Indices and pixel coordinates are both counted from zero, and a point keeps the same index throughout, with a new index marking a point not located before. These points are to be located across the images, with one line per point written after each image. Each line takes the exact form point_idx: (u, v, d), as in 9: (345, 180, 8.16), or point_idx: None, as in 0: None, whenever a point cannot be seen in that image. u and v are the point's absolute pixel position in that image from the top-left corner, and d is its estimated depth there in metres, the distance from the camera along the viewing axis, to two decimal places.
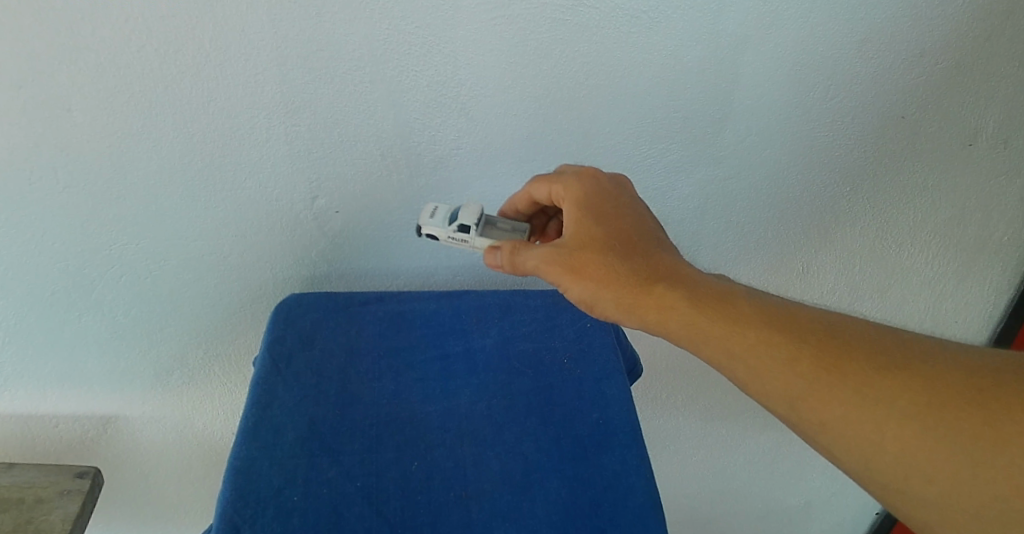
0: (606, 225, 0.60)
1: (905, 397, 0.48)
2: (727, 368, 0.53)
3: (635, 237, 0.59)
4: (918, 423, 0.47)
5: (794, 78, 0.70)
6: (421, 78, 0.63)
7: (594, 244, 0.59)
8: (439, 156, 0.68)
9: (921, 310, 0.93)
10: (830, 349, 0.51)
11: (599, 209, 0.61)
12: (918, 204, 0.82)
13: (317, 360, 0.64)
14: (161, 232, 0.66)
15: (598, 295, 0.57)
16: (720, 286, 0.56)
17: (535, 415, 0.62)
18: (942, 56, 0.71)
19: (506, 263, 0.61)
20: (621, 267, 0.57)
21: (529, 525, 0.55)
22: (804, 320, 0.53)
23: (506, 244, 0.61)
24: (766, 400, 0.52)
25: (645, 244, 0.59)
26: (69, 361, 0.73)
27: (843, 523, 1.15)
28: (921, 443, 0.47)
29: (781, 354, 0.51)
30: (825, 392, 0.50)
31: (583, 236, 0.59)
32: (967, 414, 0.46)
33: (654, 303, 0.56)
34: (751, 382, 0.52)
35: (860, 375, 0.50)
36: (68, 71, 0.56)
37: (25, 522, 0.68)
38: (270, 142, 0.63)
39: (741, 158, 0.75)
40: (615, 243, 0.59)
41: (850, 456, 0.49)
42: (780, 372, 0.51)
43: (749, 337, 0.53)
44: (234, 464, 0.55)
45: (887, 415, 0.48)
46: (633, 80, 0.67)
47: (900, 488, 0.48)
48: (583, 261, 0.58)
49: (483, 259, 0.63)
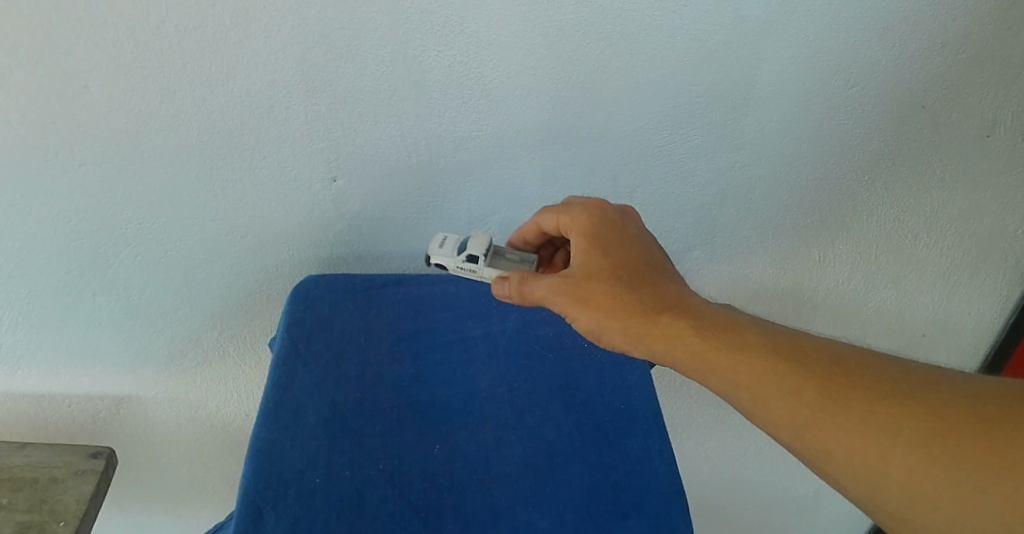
0: (611, 255, 0.60)
1: (910, 427, 0.48)
2: (732, 396, 0.53)
3: (641, 266, 0.59)
4: (924, 452, 0.47)
5: (819, 64, 0.69)
6: (442, 59, 0.62)
7: (600, 275, 0.58)
8: (460, 138, 0.67)
9: (936, 301, 0.92)
10: (836, 379, 0.51)
11: (605, 239, 0.61)
12: (935, 196, 0.81)
13: (337, 341, 0.63)
14: (178, 212, 0.65)
15: (605, 324, 0.57)
16: (726, 317, 0.56)
17: (557, 400, 0.62)
18: (965, 46, 0.70)
19: (515, 293, 0.59)
20: (627, 296, 0.57)
21: (554, 509, 0.55)
22: (809, 350, 0.53)
23: (513, 274, 0.60)
24: (771, 429, 0.52)
25: (650, 273, 0.59)
26: (83, 340, 0.73)
27: (852, 515, 1.15)
28: (926, 472, 0.47)
29: (786, 384, 0.51)
30: (830, 423, 0.50)
31: (590, 266, 0.59)
32: (971, 443, 0.46)
33: (660, 334, 0.55)
34: (756, 411, 0.52)
35: (866, 406, 0.49)
36: (86, 47, 0.55)
37: (40, 501, 0.68)
38: (288, 122, 0.62)
39: (763, 144, 0.74)
40: (620, 273, 0.59)
41: (854, 485, 0.49)
42: (785, 402, 0.51)
43: (755, 368, 0.52)
44: (256, 445, 0.55)
45: (891, 445, 0.48)
46: (657, 62, 0.66)
47: (903, 516, 0.48)
48: (589, 291, 0.58)
49: (492, 289, 0.61)
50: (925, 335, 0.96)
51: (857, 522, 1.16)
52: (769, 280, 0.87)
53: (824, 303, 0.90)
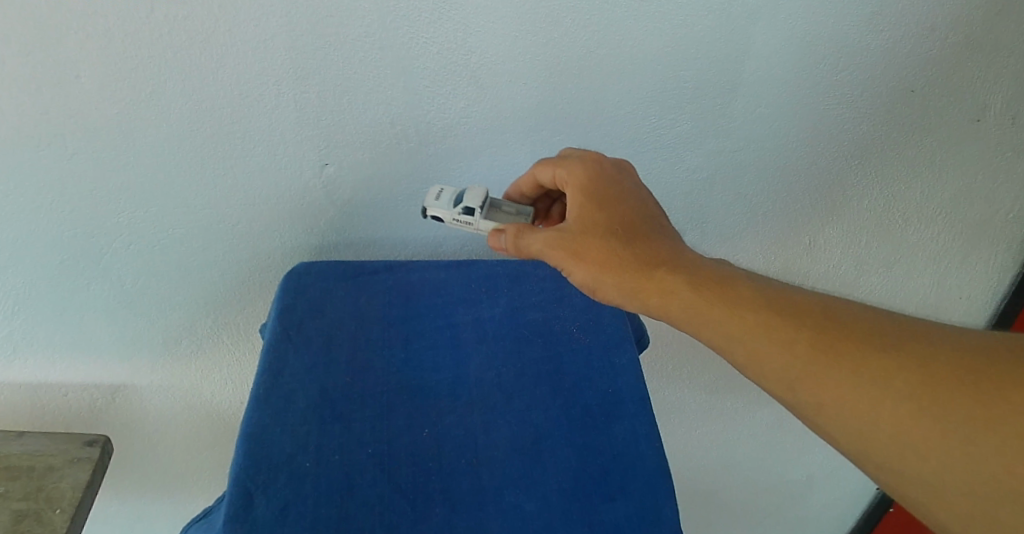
0: (607, 210, 0.60)
1: (901, 380, 0.48)
2: (726, 350, 0.54)
3: (637, 222, 0.60)
4: (914, 403, 0.48)
5: (806, 49, 0.69)
6: (431, 46, 0.62)
7: (596, 230, 0.59)
8: (449, 125, 0.68)
9: (925, 286, 0.93)
10: (828, 331, 0.51)
11: (602, 194, 0.61)
12: (925, 179, 0.82)
13: (328, 328, 0.64)
14: (170, 200, 0.66)
15: (600, 278, 0.57)
16: (720, 271, 0.57)
17: (546, 384, 0.62)
18: (952, 30, 0.70)
19: (510, 246, 0.60)
20: (622, 250, 0.58)
21: (541, 492, 0.55)
22: (802, 303, 0.53)
23: (510, 228, 0.60)
24: (764, 381, 0.53)
25: (646, 228, 0.59)
26: (77, 329, 0.73)
27: (843, 500, 1.16)
28: (916, 423, 0.47)
29: (778, 336, 0.52)
30: (821, 375, 0.50)
31: (585, 221, 0.60)
32: (962, 394, 0.47)
33: (653, 287, 0.56)
34: (749, 363, 0.53)
35: (857, 359, 0.50)
36: (76, 35, 0.55)
37: (36, 489, 0.69)
38: (279, 109, 0.63)
39: (752, 130, 0.74)
40: (616, 228, 0.59)
41: (845, 437, 0.50)
42: (777, 354, 0.52)
43: (748, 320, 0.53)
44: (247, 430, 0.56)
45: (881, 397, 0.48)
46: (646, 48, 0.67)
47: (894, 469, 0.48)
48: (585, 245, 0.58)
49: (487, 242, 0.62)
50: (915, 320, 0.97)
51: (847, 507, 1.17)
52: (759, 265, 0.87)
53: (814, 287, 0.91)
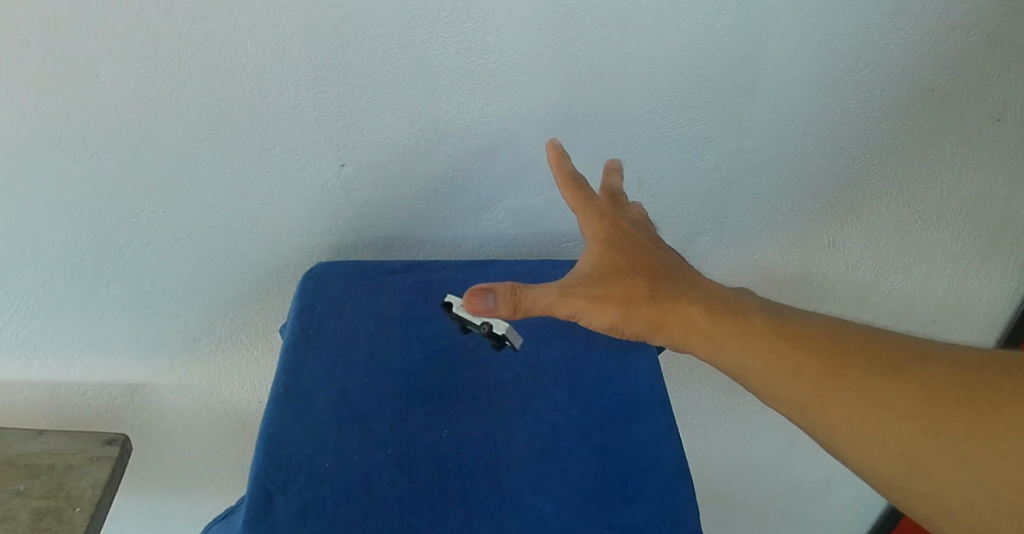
0: (625, 249, 0.59)
1: (902, 402, 0.52)
2: (740, 377, 0.57)
3: (654, 259, 0.59)
4: (915, 423, 0.52)
5: (826, 47, 0.68)
6: (449, 45, 0.62)
7: (616, 271, 0.57)
8: (466, 125, 0.67)
9: (946, 286, 0.92)
10: (834, 357, 0.55)
11: (621, 233, 0.59)
12: (947, 179, 0.81)
13: (346, 328, 0.64)
14: (189, 200, 0.66)
15: (619, 317, 0.57)
16: (734, 300, 0.59)
17: (564, 385, 0.62)
18: (974, 28, 0.69)
19: (506, 305, 0.53)
20: (641, 288, 0.57)
21: (561, 494, 0.55)
22: (810, 329, 0.57)
23: (501, 287, 0.53)
24: (778, 406, 0.56)
25: (656, 258, 0.59)
26: (98, 328, 0.74)
27: (862, 501, 1.15)
28: (918, 442, 0.51)
29: (788, 364, 0.55)
30: (828, 398, 0.54)
31: (604, 263, 0.58)
32: (960, 413, 0.51)
33: (673, 320, 0.57)
34: (763, 390, 0.56)
35: (860, 380, 0.54)
36: (97, 37, 0.55)
37: (56, 488, 0.69)
38: (297, 109, 0.63)
39: (771, 129, 0.74)
40: (628, 264, 0.58)
41: (853, 456, 0.54)
42: (789, 381, 0.55)
43: (761, 348, 0.56)
44: (267, 430, 0.56)
45: (883, 416, 0.53)
46: (665, 47, 0.66)
47: (898, 484, 0.52)
48: (605, 288, 0.57)
49: (467, 303, 0.53)
50: (936, 321, 0.96)
51: (865, 509, 1.16)
52: (778, 265, 0.87)
53: (833, 287, 0.90)
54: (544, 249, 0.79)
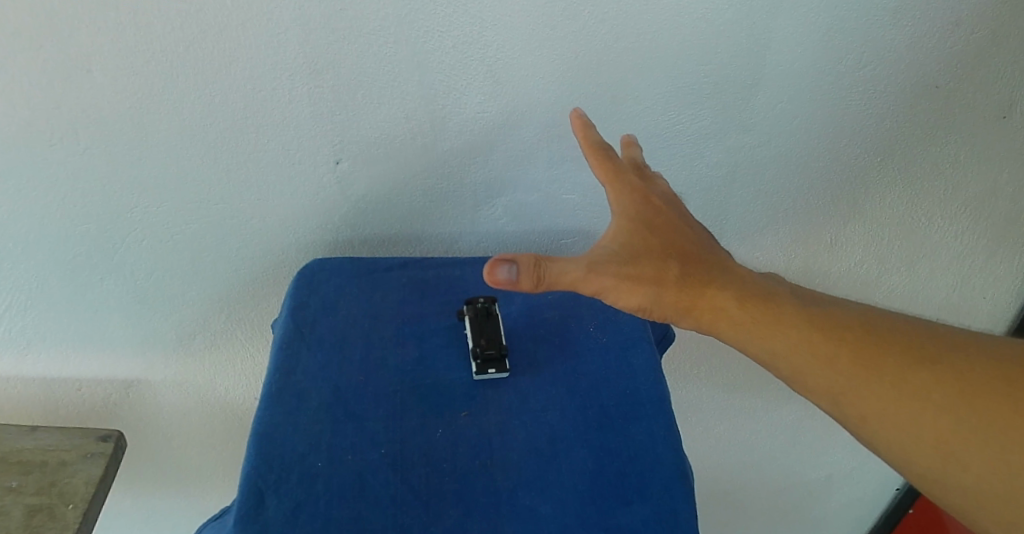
0: (656, 231, 0.57)
1: (940, 394, 0.52)
2: (772, 366, 0.56)
3: (687, 242, 0.58)
4: (952, 414, 0.51)
5: (829, 43, 0.67)
6: (446, 39, 0.61)
7: (648, 253, 0.56)
8: (464, 120, 0.67)
9: (950, 284, 0.91)
10: (867, 347, 0.54)
11: (651, 216, 0.58)
12: (950, 176, 0.80)
13: (341, 325, 0.63)
14: (183, 196, 0.65)
15: (652, 299, 0.55)
16: (766, 287, 0.58)
17: (562, 384, 0.61)
18: (980, 25, 0.68)
19: (530, 275, 0.50)
20: (675, 271, 0.56)
21: (557, 495, 0.54)
22: (843, 317, 0.56)
23: (521, 258, 0.50)
24: (809, 394, 0.56)
25: (687, 242, 0.58)
26: (92, 324, 0.73)
27: (863, 500, 1.14)
28: (955, 433, 0.51)
29: (821, 352, 0.55)
30: (863, 388, 0.54)
31: (635, 244, 0.56)
32: (997, 403, 0.51)
33: (707, 306, 0.56)
34: (797, 378, 0.55)
35: (895, 371, 0.53)
36: (88, 31, 0.55)
37: (49, 484, 0.69)
38: (292, 103, 0.62)
39: (773, 126, 0.73)
40: (659, 245, 0.57)
41: (886, 445, 0.53)
42: (822, 370, 0.54)
43: (794, 337, 0.55)
44: (259, 429, 0.56)
45: (918, 407, 0.52)
46: (666, 42, 0.65)
47: (934, 476, 0.52)
48: (636, 269, 0.55)
49: (487, 274, 0.49)
50: (939, 319, 0.95)
51: (866, 508, 1.15)
52: (779, 263, 0.86)
53: (835, 286, 0.89)
54: (542, 246, 0.78)
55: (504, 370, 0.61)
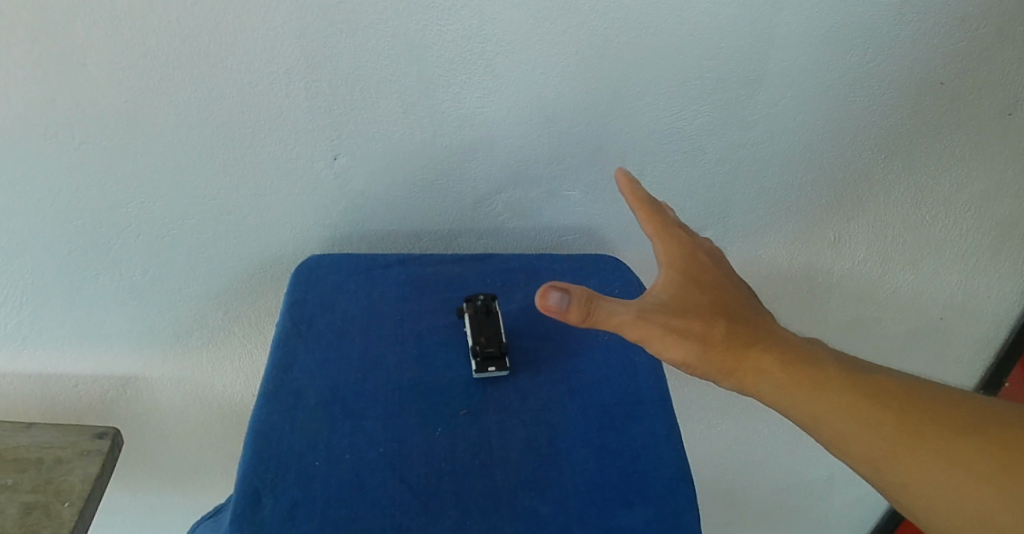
0: (703, 288, 0.57)
1: (977, 462, 0.52)
2: (813, 429, 0.55)
3: (732, 302, 0.57)
4: (990, 482, 0.52)
5: (834, 39, 0.67)
6: (446, 33, 0.60)
7: (694, 309, 0.55)
8: (464, 115, 0.66)
9: (955, 283, 0.90)
10: (907, 414, 0.54)
11: (697, 273, 0.57)
12: (954, 174, 0.79)
13: (339, 322, 0.63)
14: (179, 191, 0.65)
15: (698, 355, 0.54)
16: (808, 349, 0.57)
17: (563, 382, 0.60)
18: (985, 20, 0.67)
19: (578, 309, 0.49)
20: (721, 329, 0.55)
21: (557, 496, 0.54)
22: (883, 383, 0.56)
23: (575, 289, 0.48)
24: (849, 459, 0.55)
25: (732, 301, 0.58)
26: (89, 320, 0.73)
27: (865, 500, 1.13)
28: (993, 502, 0.51)
29: (862, 416, 0.54)
30: (905, 456, 0.53)
31: (682, 299, 0.55)
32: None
33: (752, 367, 0.54)
34: (837, 443, 0.54)
35: (934, 438, 0.53)
36: (83, 23, 0.54)
37: (45, 482, 0.68)
38: (290, 98, 0.61)
39: (776, 123, 0.72)
40: (706, 303, 0.56)
41: (925, 513, 0.53)
42: (862, 434, 0.54)
43: (836, 400, 0.54)
44: (256, 427, 0.55)
45: (961, 476, 0.52)
46: (668, 37, 0.64)
47: None
48: (684, 323, 0.54)
49: (538, 300, 0.48)
50: (943, 319, 0.94)
51: (869, 507, 1.15)
52: (781, 261, 0.85)
53: (837, 284, 0.88)
54: (543, 243, 0.77)
55: (504, 368, 0.60)
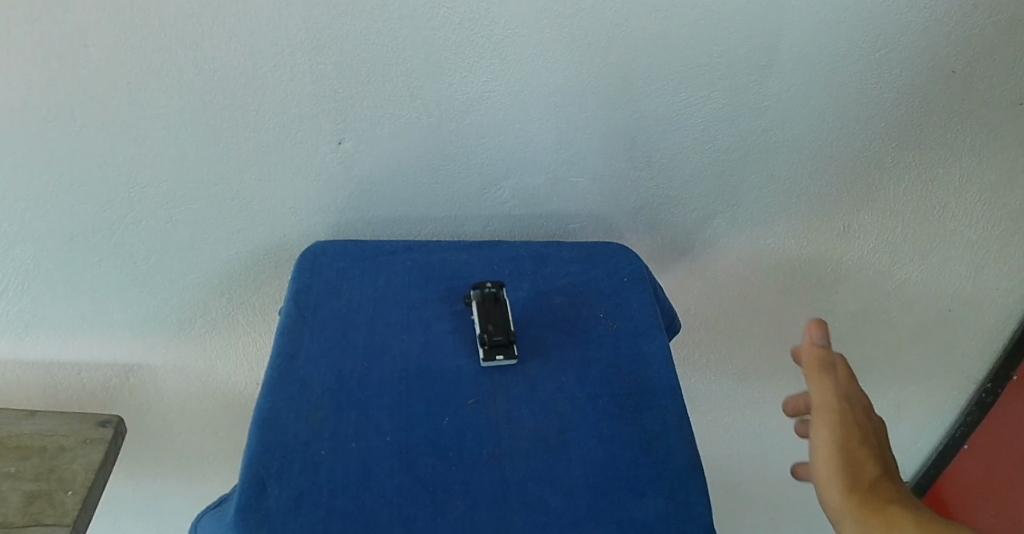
0: (870, 429, 0.58)
1: None
2: None
3: (889, 465, 0.57)
4: None
5: (846, 24, 0.65)
6: (452, 15, 0.59)
7: (867, 438, 0.56)
8: (470, 99, 0.65)
9: (967, 274, 0.88)
10: None
11: (870, 416, 0.59)
12: (967, 163, 0.78)
13: (345, 309, 0.62)
14: (182, 176, 0.64)
15: (846, 485, 0.54)
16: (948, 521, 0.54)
17: (571, 371, 0.59)
18: (995, 10, 0.66)
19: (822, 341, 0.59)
20: (869, 474, 0.55)
21: (566, 486, 0.53)
22: None
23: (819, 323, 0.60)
24: None
25: (886, 456, 0.57)
26: (92, 307, 0.72)
27: None
28: None
29: None
30: None
31: (866, 429, 0.57)
32: None
33: (887, 521, 0.53)
34: None
35: None
36: (82, 4, 0.53)
37: (47, 470, 0.68)
38: (293, 82, 0.60)
39: (787, 110, 0.71)
40: (876, 448, 0.56)
41: None
42: None
43: None
44: (261, 415, 0.54)
45: None
46: (678, 21, 0.63)
47: None
48: (854, 447, 0.55)
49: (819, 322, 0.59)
50: (950, 311, 0.92)
51: None
52: (791, 252, 0.84)
53: (847, 275, 0.87)
54: (551, 229, 0.76)
55: (512, 356, 0.59)
